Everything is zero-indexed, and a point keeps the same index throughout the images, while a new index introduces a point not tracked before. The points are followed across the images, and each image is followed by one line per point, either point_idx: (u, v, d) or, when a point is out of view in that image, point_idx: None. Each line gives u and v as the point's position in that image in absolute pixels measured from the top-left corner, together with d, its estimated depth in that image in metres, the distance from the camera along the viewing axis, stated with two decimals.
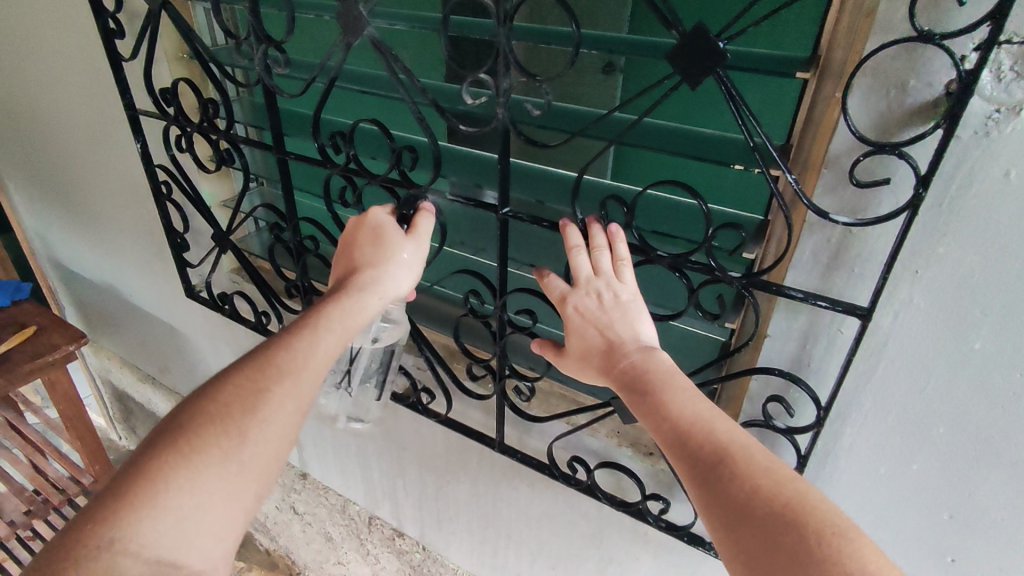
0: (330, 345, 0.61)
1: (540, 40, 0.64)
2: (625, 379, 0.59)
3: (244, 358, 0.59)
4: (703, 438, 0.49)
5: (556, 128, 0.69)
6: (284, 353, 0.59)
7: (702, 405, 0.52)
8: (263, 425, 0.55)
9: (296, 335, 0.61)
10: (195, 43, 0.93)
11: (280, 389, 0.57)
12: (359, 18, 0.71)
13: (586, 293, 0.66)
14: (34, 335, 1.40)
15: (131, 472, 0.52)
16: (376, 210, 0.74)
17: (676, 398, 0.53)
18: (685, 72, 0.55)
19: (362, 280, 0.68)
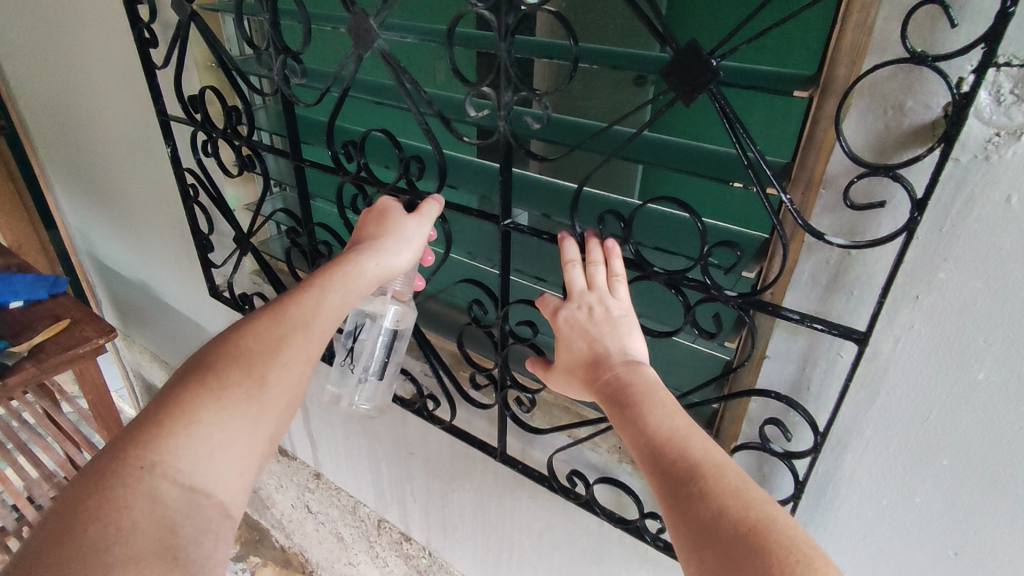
0: (337, 301, 0.67)
1: (542, 54, 0.64)
2: (608, 392, 0.60)
3: (260, 312, 0.65)
4: (670, 447, 0.51)
5: (555, 141, 0.68)
6: (297, 305, 0.66)
7: (678, 421, 0.53)
8: (281, 370, 0.62)
9: (307, 289, 0.67)
10: (220, 52, 0.97)
11: (294, 339, 0.64)
12: (369, 31, 0.74)
13: (580, 306, 0.66)
14: (67, 327, 1.46)
15: (163, 406, 0.57)
16: (387, 199, 0.78)
17: (653, 412, 0.55)
18: (679, 88, 0.56)
19: (365, 246, 0.72)
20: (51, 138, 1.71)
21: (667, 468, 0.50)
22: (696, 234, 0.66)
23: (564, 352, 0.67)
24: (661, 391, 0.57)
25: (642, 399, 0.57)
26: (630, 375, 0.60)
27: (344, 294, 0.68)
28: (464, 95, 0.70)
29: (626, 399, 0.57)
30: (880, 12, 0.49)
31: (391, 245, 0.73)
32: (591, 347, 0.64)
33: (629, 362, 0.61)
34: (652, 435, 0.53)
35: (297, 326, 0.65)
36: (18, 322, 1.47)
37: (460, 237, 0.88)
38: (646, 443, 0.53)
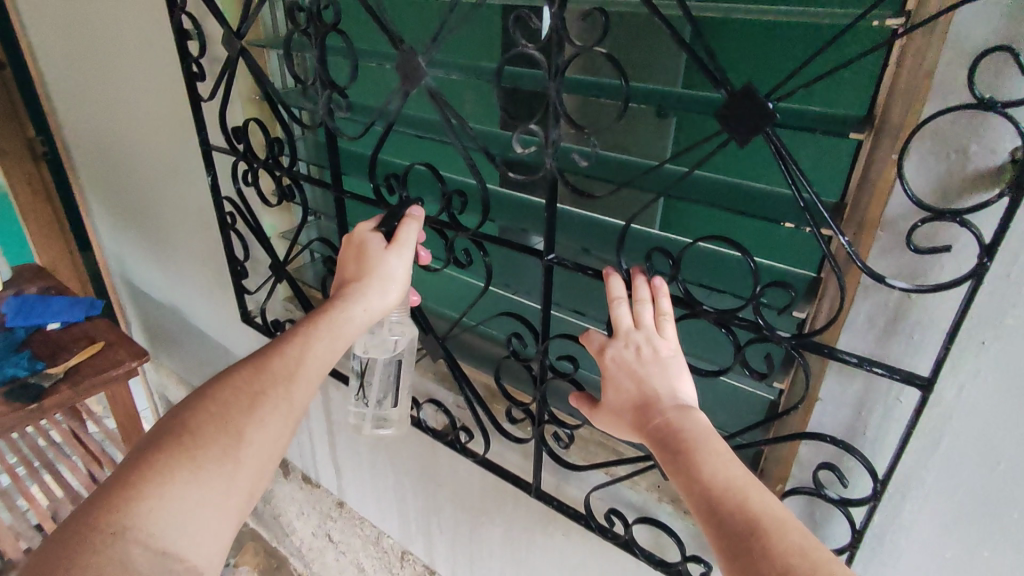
0: (321, 350, 0.72)
1: (589, 93, 0.65)
2: (659, 436, 0.59)
3: (238, 365, 0.69)
4: (727, 500, 0.50)
5: (602, 178, 0.68)
6: (280, 357, 0.70)
7: (733, 471, 0.52)
8: (259, 425, 0.65)
9: (290, 341, 0.71)
10: (266, 86, 1.00)
11: (277, 392, 0.68)
12: (418, 68, 0.76)
13: (626, 344, 0.66)
14: (102, 350, 1.48)
15: (137, 468, 0.60)
16: (364, 227, 0.80)
17: (708, 460, 0.53)
18: (733, 129, 0.56)
19: (350, 291, 0.75)
20: (93, 164, 1.77)
21: (723, 520, 0.49)
22: (750, 274, 0.65)
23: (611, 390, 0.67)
24: (712, 436, 0.56)
25: (695, 445, 0.56)
26: (678, 419, 0.59)
27: (329, 342, 0.72)
28: (511, 132, 0.72)
29: (677, 448, 0.56)
30: (942, 57, 0.49)
31: (377, 286, 0.77)
32: (639, 386, 0.64)
33: (679, 405, 0.61)
34: (704, 482, 0.52)
35: (280, 380, 0.68)
36: (54, 344, 1.50)
37: (500, 270, 0.88)
38: (701, 493, 0.52)
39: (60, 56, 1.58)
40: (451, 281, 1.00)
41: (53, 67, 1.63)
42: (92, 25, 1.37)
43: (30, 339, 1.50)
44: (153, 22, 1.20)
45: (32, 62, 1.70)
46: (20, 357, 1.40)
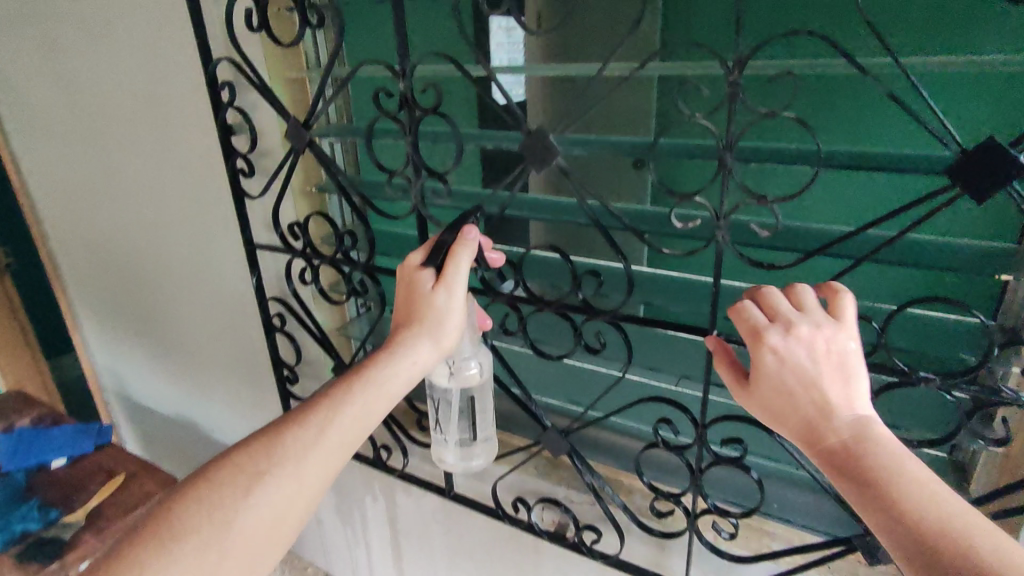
0: (348, 417, 0.65)
1: (774, 160, 0.60)
2: (835, 459, 0.52)
3: (255, 434, 0.65)
4: (947, 544, 0.43)
5: (790, 248, 0.63)
6: (293, 432, 0.64)
7: (943, 509, 0.45)
8: (252, 509, 0.60)
9: (314, 406, 0.66)
10: (338, 178, 0.92)
11: (288, 470, 0.62)
12: (549, 147, 0.70)
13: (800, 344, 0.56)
14: (122, 484, 1.30)
15: (109, 562, 0.55)
16: (412, 259, 0.71)
17: (909, 493, 0.47)
18: (968, 185, 0.52)
19: (399, 341, 0.69)
20: (84, 272, 1.59)
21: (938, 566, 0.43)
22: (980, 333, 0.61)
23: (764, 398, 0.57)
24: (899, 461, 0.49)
25: (882, 476, 0.48)
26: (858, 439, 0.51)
27: (363, 400, 0.66)
28: (669, 207, 0.67)
29: (859, 476, 0.49)
30: None
31: (428, 329, 0.69)
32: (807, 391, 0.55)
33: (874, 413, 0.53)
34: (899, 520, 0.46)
35: (293, 456, 0.62)
36: (63, 485, 1.30)
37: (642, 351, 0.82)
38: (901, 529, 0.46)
39: (50, 161, 1.43)
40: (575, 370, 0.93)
41: (39, 172, 1.47)
42: (96, 127, 1.25)
43: (34, 483, 1.30)
44: (179, 116, 1.09)
45: (10, 171, 1.54)
46: (29, 509, 1.20)
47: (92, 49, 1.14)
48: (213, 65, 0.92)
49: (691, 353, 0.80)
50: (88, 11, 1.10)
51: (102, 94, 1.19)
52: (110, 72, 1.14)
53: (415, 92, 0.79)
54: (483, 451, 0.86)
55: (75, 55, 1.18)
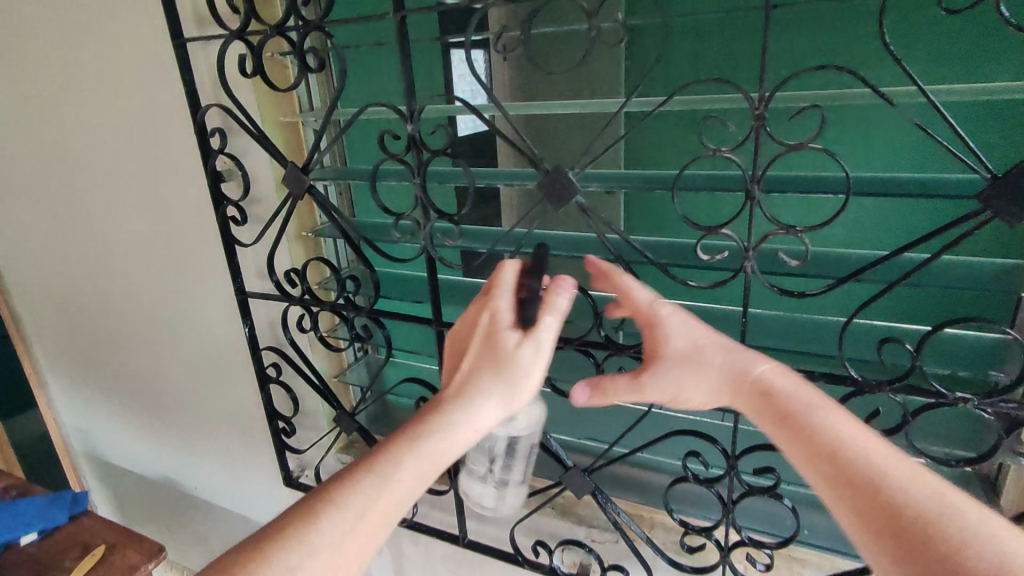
0: (398, 490, 0.59)
1: (802, 190, 0.61)
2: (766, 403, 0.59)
3: (281, 514, 0.57)
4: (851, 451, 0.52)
5: (819, 276, 0.63)
6: (335, 508, 0.57)
7: (849, 429, 0.54)
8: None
9: (356, 478, 0.59)
10: (340, 223, 0.89)
11: (325, 556, 0.54)
12: (568, 185, 0.69)
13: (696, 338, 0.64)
14: (102, 557, 1.20)
15: None
16: (500, 301, 0.65)
17: (822, 419, 0.55)
18: (1003, 210, 0.53)
19: (469, 395, 0.65)
20: (47, 329, 1.49)
21: (848, 471, 0.52)
22: (1009, 350, 0.64)
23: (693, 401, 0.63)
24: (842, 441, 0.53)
25: (829, 451, 0.53)
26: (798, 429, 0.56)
27: (415, 469, 0.61)
28: (696, 240, 0.67)
29: (790, 432, 0.56)
30: None
31: (504, 384, 0.65)
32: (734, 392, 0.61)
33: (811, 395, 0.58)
34: (829, 468, 0.53)
35: (333, 539, 0.55)
36: (36, 564, 1.20)
37: None
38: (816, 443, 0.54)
39: (10, 213, 1.34)
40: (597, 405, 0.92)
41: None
42: (64, 180, 1.18)
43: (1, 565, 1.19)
44: (160, 163, 1.04)
45: None
46: None
47: (61, 100, 1.09)
48: (204, 113, 0.89)
49: None
50: (59, 60, 1.05)
51: (72, 142, 1.12)
52: (83, 122, 1.08)
53: (424, 134, 0.78)
54: (511, 500, 0.81)
55: (42, 104, 1.12)
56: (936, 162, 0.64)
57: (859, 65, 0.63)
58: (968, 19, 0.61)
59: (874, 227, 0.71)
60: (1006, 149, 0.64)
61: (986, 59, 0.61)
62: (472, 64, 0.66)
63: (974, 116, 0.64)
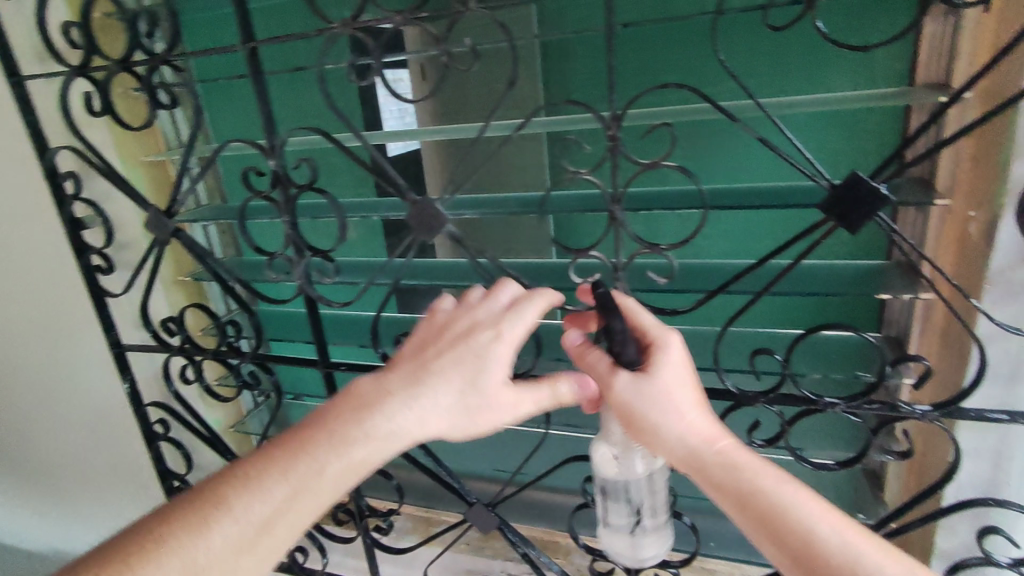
0: (312, 500, 0.51)
1: (661, 205, 0.60)
2: (702, 464, 0.51)
3: (171, 508, 0.49)
4: (795, 527, 0.46)
5: (688, 290, 0.62)
6: (234, 511, 0.49)
7: (788, 491, 0.48)
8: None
9: (265, 481, 0.50)
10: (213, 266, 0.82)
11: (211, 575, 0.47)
12: (438, 215, 0.65)
13: (674, 385, 0.53)
14: None
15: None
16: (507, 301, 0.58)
17: (761, 482, 0.49)
18: (843, 218, 0.53)
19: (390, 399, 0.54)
20: None
21: (796, 553, 0.46)
22: (870, 351, 0.65)
23: (639, 438, 0.54)
24: (816, 537, 0.46)
25: (774, 522, 0.47)
26: (769, 517, 0.47)
27: (338, 477, 0.51)
28: (566, 262, 0.64)
29: (730, 500, 0.49)
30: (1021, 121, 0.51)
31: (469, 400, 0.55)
32: (692, 463, 0.52)
33: (769, 466, 0.50)
34: (781, 546, 0.46)
35: (222, 556, 0.47)
36: None
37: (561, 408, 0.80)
38: (759, 517, 0.48)
39: None
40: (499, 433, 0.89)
41: None
42: None
43: None
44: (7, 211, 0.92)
45: None
46: None
47: None
48: (52, 153, 0.80)
49: None
50: None
51: None
52: None
53: (287, 168, 0.72)
54: (649, 548, 0.64)
55: None
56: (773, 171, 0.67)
57: (700, 83, 0.65)
58: (796, 33, 0.64)
59: (737, 236, 0.73)
60: (839, 158, 0.67)
61: (826, 77, 0.65)
62: (324, 91, 0.61)
63: (811, 126, 0.67)
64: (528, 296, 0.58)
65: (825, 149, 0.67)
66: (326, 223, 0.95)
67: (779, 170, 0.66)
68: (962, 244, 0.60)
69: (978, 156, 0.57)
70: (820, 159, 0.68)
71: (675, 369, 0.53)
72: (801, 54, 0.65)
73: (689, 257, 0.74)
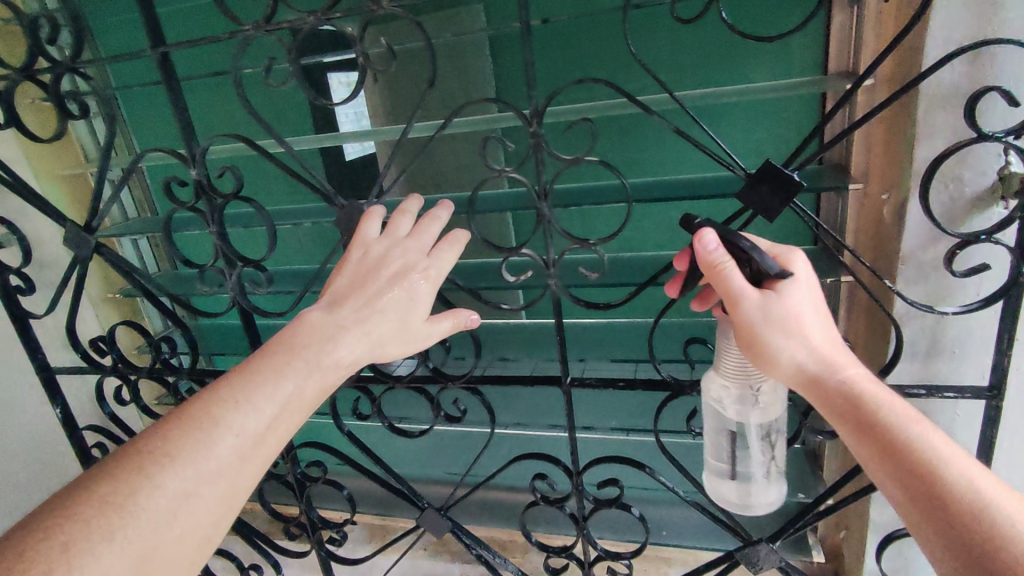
0: (300, 408, 0.49)
1: (588, 200, 0.60)
2: (825, 393, 0.46)
3: (171, 418, 0.46)
4: (925, 465, 0.42)
5: (618, 283, 0.63)
6: (238, 408, 0.47)
7: (924, 430, 0.44)
8: (178, 529, 0.43)
9: (255, 386, 0.48)
10: (141, 282, 0.78)
11: (224, 468, 0.45)
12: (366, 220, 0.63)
13: (805, 303, 0.48)
14: None
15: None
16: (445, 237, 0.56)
17: (890, 416, 0.44)
18: (759, 207, 0.54)
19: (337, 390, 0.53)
20: None
21: (926, 488, 0.42)
22: None
23: (755, 360, 0.48)
24: (943, 471, 0.42)
25: (901, 456, 0.43)
26: (895, 446, 0.43)
27: (317, 394, 0.50)
28: (498, 261, 0.63)
29: (853, 428, 0.45)
30: (921, 105, 0.54)
31: (396, 352, 0.55)
32: (810, 388, 0.47)
33: (899, 401, 0.45)
34: (908, 480, 0.42)
35: (230, 450, 0.46)
36: None
37: (505, 407, 0.80)
38: (885, 450, 0.44)
39: None
40: (447, 435, 0.89)
41: None
42: None
43: None
44: None
45: None
46: None
47: None
48: None
49: (550, 398, 0.78)
50: None
51: None
52: None
53: (211, 177, 0.69)
54: (764, 495, 0.59)
55: None
56: (697, 163, 0.68)
57: (618, 79, 0.66)
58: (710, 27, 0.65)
59: (663, 228, 0.74)
60: (758, 147, 0.69)
61: (741, 68, 0.66)
62: (242, 96, 0.59)
63: (731, 116, 0.68)
64: (450, 238, 0.56)
65: (743, 139, 0.69)
66: (259, 233, 0.93)
67: (698, 163, 0.67)
68: (878, 226, 0.62)
69: (887, 142, 0.59)
70: (740, 149, 0.69)
71: (802, 290, 0.48)
72: (715, 47, 0.66)
73: (619, 251, 0.75)
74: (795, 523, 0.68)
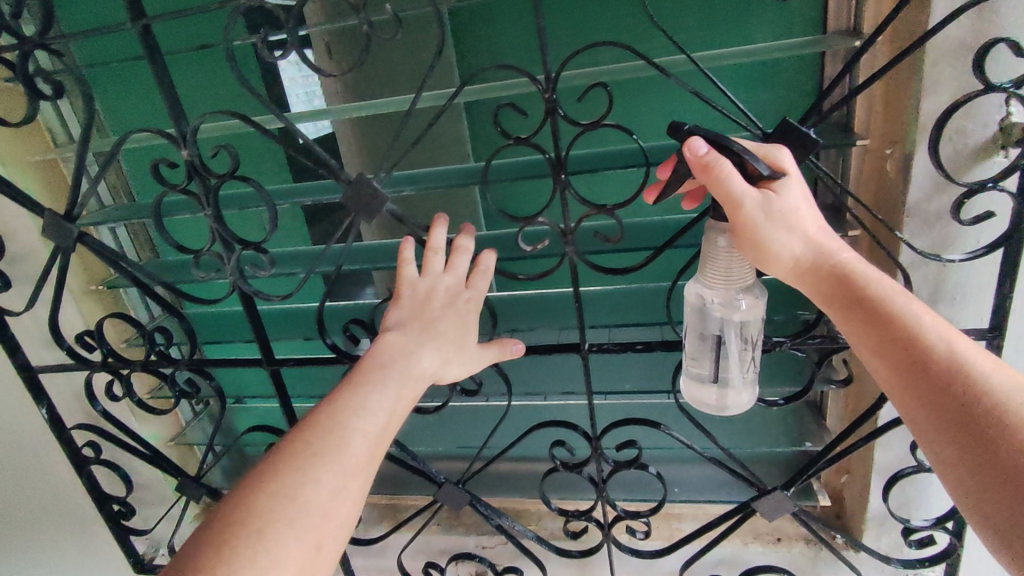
0: (376, 402, 0.50)
1: (605, 165, 0.60)
2: (818, 274, 0.49)
3: (307, 422, 0.49)
4: (908, 332, 0.46)
5: (635, 248, 0.63)
6: (360, 412, 0.49)
7: (906, 302, 0.47)
8: (337, 518, 0.46)
9: (357, 394, 0.50)
10: (129, 270, 0.74)
11: (365, 463, 0.48)
12: (376, 194, 0.61)
13: (801, 198, 0.50)
14: None
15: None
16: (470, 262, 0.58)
17: (878, 292, 0.48)
18: None
19: (370, 370, 0.52)
20: None
21: (905, 352, 0.46)
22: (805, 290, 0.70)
23: (753, 258, 0.50)
24: (922, 335, 0.46)
25: (887, 326, 0.47)
26: (882, 317, 0.47)
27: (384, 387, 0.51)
28: (513, 232, 0.62)
29: (843, 306, 0.49)
30: (926, 61, 0.55)
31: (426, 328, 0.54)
32: (805, 274, 0.50)
33: (886, 279, 0.49)
34: (891, 347, 0.47)
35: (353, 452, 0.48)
36: None
37: (521, 377, 0.80)
38: (871, 321, 0.47)
39: None
40: (460, 410, 0.89)
41: None
42: None
43: None
44: None
45: None
46: None
47: None
48: None
49: (565, 366, 0.79)
50: None
51: None
52: None
53: (203, 157, 0.65)
54: (739, 398, 0.61)
55: None
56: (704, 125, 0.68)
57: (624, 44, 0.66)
58: None
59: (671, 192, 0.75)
60: (761, 107, 0.70)
61: (743, 28, 0.66)
62: (238, 70, 0.56)
63: (736, 78, 0.69)
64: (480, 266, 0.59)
65: (747, 100, 0.70)
66: (256, 215, 0.90)
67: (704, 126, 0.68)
68: (880, 181, 0.64)
69: (889, 98, 0.61)
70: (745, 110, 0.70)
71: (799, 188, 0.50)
72: (718, 8, 0.66)
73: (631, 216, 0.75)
74: (807, 471, 0.72)
